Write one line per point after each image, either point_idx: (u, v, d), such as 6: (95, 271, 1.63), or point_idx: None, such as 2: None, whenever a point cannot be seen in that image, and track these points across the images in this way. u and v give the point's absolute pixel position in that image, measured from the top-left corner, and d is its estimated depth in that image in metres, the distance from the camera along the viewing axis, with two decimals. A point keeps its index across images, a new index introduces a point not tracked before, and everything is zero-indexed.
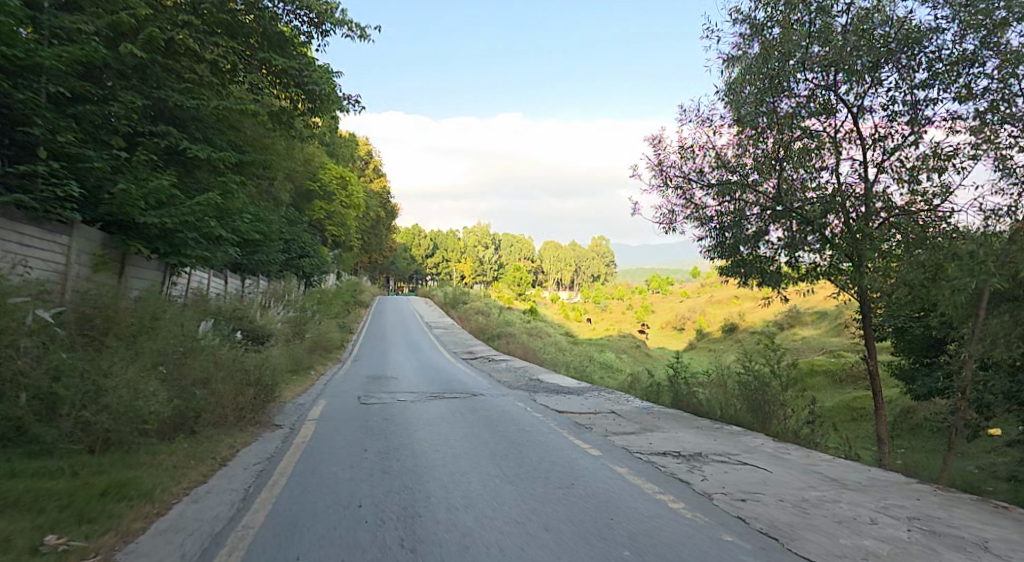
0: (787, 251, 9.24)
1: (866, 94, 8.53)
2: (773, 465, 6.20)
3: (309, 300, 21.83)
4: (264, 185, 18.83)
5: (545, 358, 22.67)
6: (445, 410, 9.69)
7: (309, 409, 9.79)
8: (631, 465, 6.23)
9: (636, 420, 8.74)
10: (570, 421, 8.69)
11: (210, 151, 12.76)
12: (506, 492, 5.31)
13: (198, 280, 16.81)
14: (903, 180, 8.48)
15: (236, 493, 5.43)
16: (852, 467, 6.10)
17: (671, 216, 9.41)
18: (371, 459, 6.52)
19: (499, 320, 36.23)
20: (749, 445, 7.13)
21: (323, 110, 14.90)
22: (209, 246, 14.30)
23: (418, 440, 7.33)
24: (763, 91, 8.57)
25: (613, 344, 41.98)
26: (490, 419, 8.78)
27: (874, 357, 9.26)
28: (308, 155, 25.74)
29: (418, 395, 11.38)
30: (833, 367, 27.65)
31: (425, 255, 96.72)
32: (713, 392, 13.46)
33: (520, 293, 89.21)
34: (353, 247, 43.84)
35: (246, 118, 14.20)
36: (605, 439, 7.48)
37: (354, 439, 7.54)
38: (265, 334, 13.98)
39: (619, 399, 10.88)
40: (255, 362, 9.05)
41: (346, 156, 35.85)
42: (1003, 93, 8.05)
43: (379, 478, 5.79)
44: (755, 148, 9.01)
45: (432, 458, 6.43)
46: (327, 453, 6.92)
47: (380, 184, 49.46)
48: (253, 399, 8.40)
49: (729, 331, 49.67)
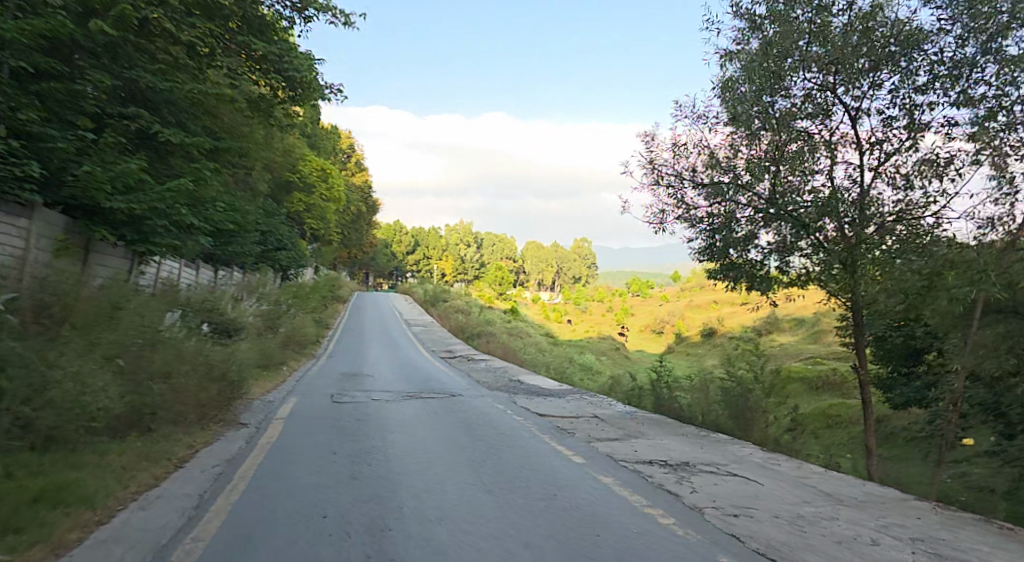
0: (777, 256, 9.04)
1: (863, 96, 8.31)
2: (764, 477, 5.93)
3: (285, 294, 21.25)
4: (240, 174, 18.24)
5: (525, 359, 22.33)
6: (421, 410, 9.32)
7: (277, 407, 9.33)
8: (615, 475, 5.91)
9: (620, 426, 8.44)
10: (552, 425, 8.36)
11: (183, 136, 12.22)
12: (484, 503, 4.95)
13: (167, 270, 16.20)
14: (898, 187, 8.28)
15: (189, 499, 5.02)
16: (846, 481, 5.85)
17: (662, 216, 9.12)
18: (340, 463, 6.13)
19: (478, 319, 35.89)
20: (737, 455, 6.85)
21: (304, 98, 14.57)
22: (180, 235, 13.74)
23: (391, 444, 6.93)
24: (760, 90, 8.33)
25: (592, 346, 41.74)
26: (468, 421, 8.43)
27: (865, 367, 9.04)
28: (288, 146, 25.13)
29: (393, 395, 10.97)
30: (811, 374, 27.71)
31: (406, 252, 95.93)
32: (695, 398, 13.24)
33: (500, 293, 88.87)
34: (333, 241, 43.12)
35: (223, 104, 13.67)
36: (588, 445, 7.17)
37: (324, 441, 7.13)
38: (235, 328, 13.54)
39: (602, 403, 10.58)
40: (222, 357, 8.60)
41: (329, 149, 35.18)
42: (1002, 101, 7.89)
43: (346, 485, 5.40)
44: (749, 148, 8.76)
45: (405, 464, 6.05)
46: (294, 455, 6.50)
47: (362, 178, 48.77)
48: (215, 396, 8.03)
49: (707, 336, 49.73)
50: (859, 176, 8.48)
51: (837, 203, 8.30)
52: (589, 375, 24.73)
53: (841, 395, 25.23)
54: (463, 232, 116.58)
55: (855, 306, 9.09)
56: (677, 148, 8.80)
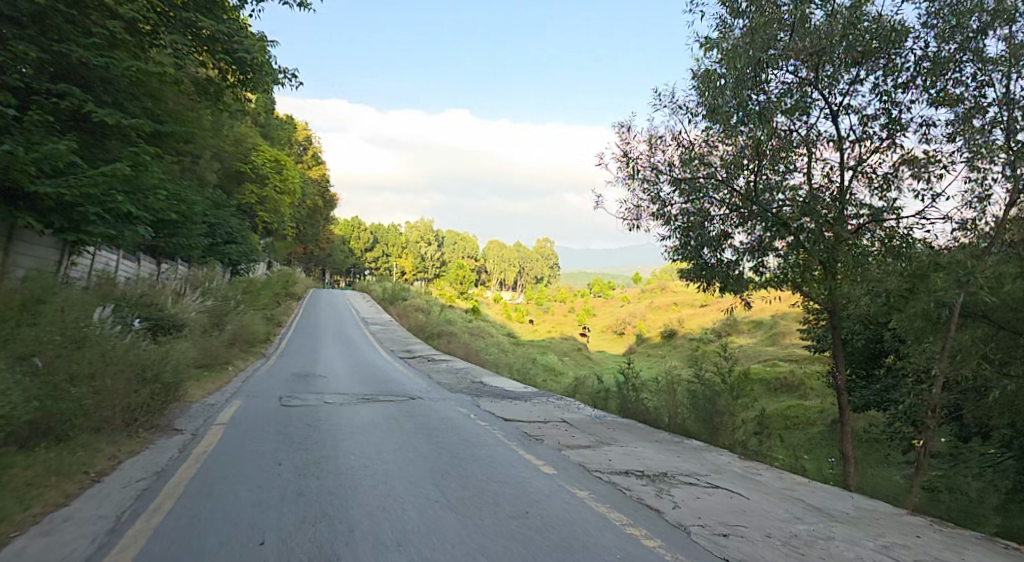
0: (752, 256, 8.73)
1: (846, 91, 7.92)
2: (748, 489, 5.52)
3: (234, 289, 20.18)
4: (186, 162, 17.17)
5: (487, 359, 21.75)
6: (377, 414, 8.72)
7: (219, 411, 8.56)
8: (591, 488, 5.43)
9: (590, 431, 7.99)
10: (518, 430, 7.85)
11: (120, 117, 11.27)
12: (448, 524, 4.40)
13: (103, 262, 15.07)
14: (878, 186, 8.00)
15: (103, 522, 4.32)
16: (834, 492, 5.50)
17: (636, 212, 8.69)
18: (286, 476, 5.49)
19: (438, 318, 35.07)
20: (715, 464, 6.46)
21: (256, 84, 13.76)
22: (116, 224, 12.77)
23: (345, 453, 6.29)
24: (741, 82, 7.90)
25: (554, 346, 41.35)
26: (429, 426, 7.85)
27: (841, 371, 8.77)
28: (239, 135, 24.00)
29: (349, 397, 10.28)
30: (769, 376, 27.92)
31: (365, 249, 94.10)
32: (662, 401, 12.90)
33: (461, 292, 88.07)
34: (287, 235, 41.64)
35: (166, 86, 12.71)
36: (559, 454, 6.68)
37: (269, 450, 6.44)
38: (178, 323, 12.54)
39: (569, 406, 10.13)
40: (156, 356, 7.80)
41: (284, 140, 33.92)
42: (978, 101, 7.67)
43: (292, 503, 4.78)
44: (727, 143, 8.39)
45: (360, 477, 5.44)
46: (234, 467, 5.82)
47: (319, 171, 47.36)
48: (147, 399, 7.24)
49: (668, 337, 49.97)
50: (838, 174, 8.16)
51: (818, 202, 7.95)
52: (552, 377, 24.27)
53: (799, 397, 25.38)
54: (423, 230, 114.99)
55: (831, 308, 8.83)
56: (655, 139, 8.35)
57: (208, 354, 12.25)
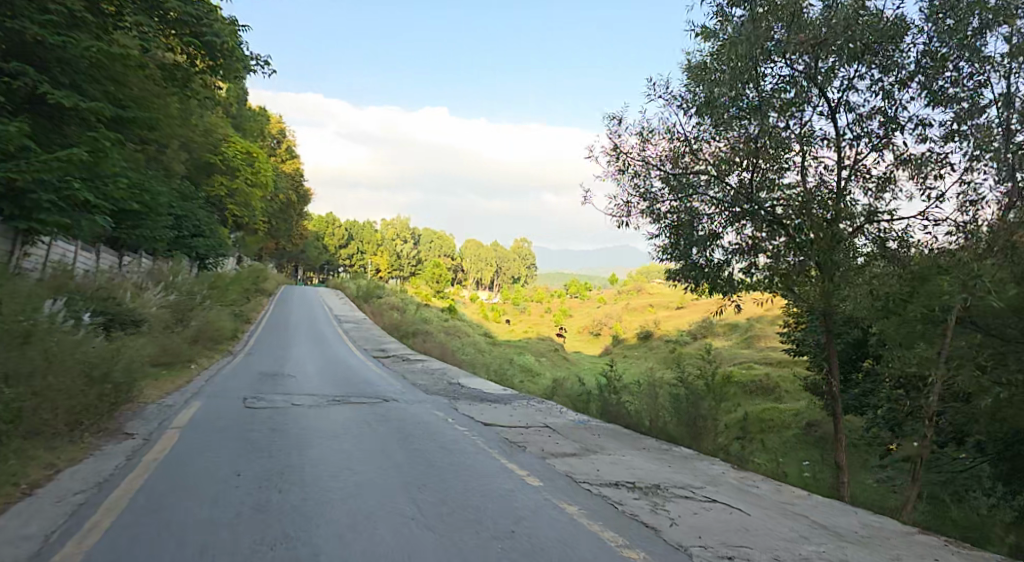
0: (742, 257, 8.41)
1: (842, 87, 7.61)
2: (747, 503, 5.16)
3: (200, 284, 19.39)
4: (152, 150, 16.41)
5: (463, 359, 21.25)
6: (349, 417, 8.21)
7: (176, 413, 7.96)
8: (580, 502, 5.02)
9: (575, 438, 7.60)
10: (499, 436, 7.42)
11: (78, 99, 10.58)
12: (425, 545, 3.96)
13: (59, 253, 14.26)
14: (873, 187, 7.72)
15: (29, 544, 3.79)
16: (838, 507, 5.17)
17: (626, 208, 8.31)
18: (246, 488, 5.00)
19: (414, 317, 34.40)
20: (709, 474, 6.10)
21: (227, 69, 13.21)
22: (73, 213, 12.05)
23: (312, 462, 5.81)
24: (737, 75, 7.55)
25: (531, 347, 40.97)
26: (404, 431, 7.38)
27: (834, 377, 8.49)
28: (209, 125, 23.17)
29: (318, 398, 9.77)
30: (746, 378, 27.93)
31: (339, 246, 92.67)
32: (644, 404, 12.57)
33: (437, 292, 87.33)
34: (258, 230, 40.63)
35: (131, 70, 12.07)
36: (544, 463, 6.26)
37: (228, 457, 5.92)
38: (137, 318, 11.88)
39: (550, 410, 9.71)
40: (106, 354, 7.20)
41: (256, 131, 33.02)
42: (975, 100, 7.35)
43: (250, 521, 4.29)
44: (719, 139, 8.07)
45: (328, 490, 4.97)
46: (188, 477, 5.29)
47: (292, 165, 46.30)
48: (94, 401, 6.63)
49: (644, 339, 49.98)
50: (833, 174, 7.88)
51: (815, 202, 7.74)
52: (528, 378, 23.84)
53: (774, 399, 25.34)
54: (399, 227, 113.89)
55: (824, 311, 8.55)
56: (647, 133, 7.99)
57: (169, 352, 11.61)
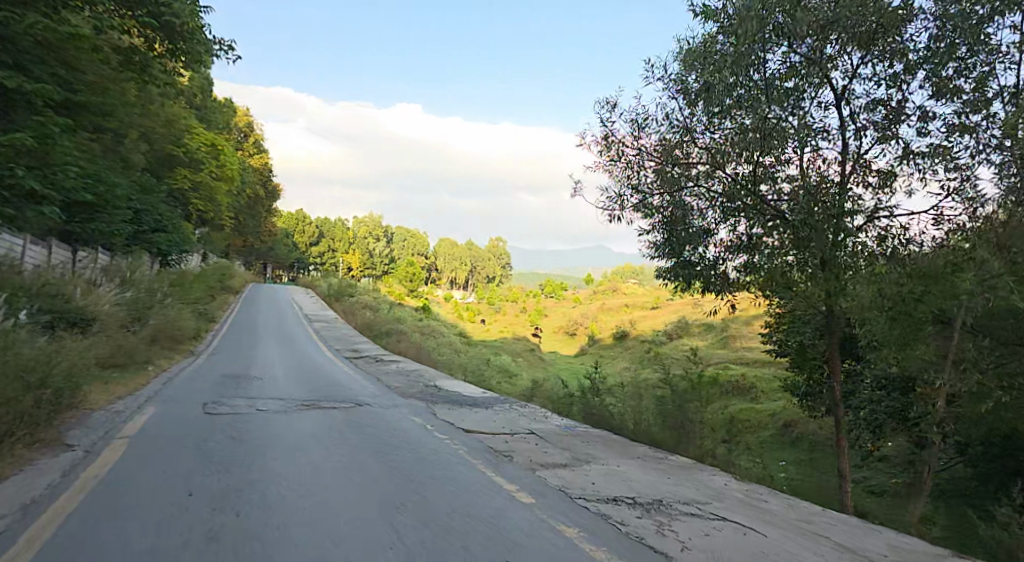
0: (736, 254, 8.04)
1: (847, 75, 7.27)
2: (759, 521, 4.70)
3: (160, 281, 18.42)
4: (107, 138, 15.44)
5: (438, 359, 20.59)
6: (318, 424, 7.59)
7: (126, 421, 7.23)
8: (579, 523, 4.50)
9: (563, 446, 7.10)
10: (483, 445, 6.89)
11: (23, 81, 9.70)
12: None
13: (4, 247, 13.27)
14: (875, 181, 7.37)
15: None
16: (860, 525, 4.74)
17: (618, 201, 7.86)
18: (197, 511, 4.36)
19: (387, 316, 33.60)
20: (713, 488, 5.62)
21: (190, 53, 11.70)
22: (18, 202, 11.21)
23: (277, 477, 5.20)
24: (740, 58, 7.17)
25: (507, 347, 40.45)
26: (379, 440, 6.79)
27: (836, 382, 8.16)
28: (172, 115, 22.14)
29: (286, 402, 9.15)
30: (723, 378, 27.84)
31: (309, 244, 90.99)
32: (627, 406, 12.14)
33: (410, 291, 86.11)
34: (223, 225, 39.33)
35: (84, 52, 11.19)
36: (533, 475, 5.75)
37: (181, 473, 5.27)
38: (87, 317, 11.03)
39: (533, 415, 9.20)
40: (43, 356, 6.42)
41: (220, 123, 31.83)
42: (981, 91, 7.03)
43: (198, 553, 3.66)
44: (716, 129, 7.75)
45: (293, 512, 4.38)
46: (129, 498, 4.62)
47: (260, 159, 44.96)
48: (30, 409, 5.87)
49: (620, 339, 49.85)
50: (831, 168, 7.53)
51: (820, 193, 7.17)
52: (504, 378, 23.32)
53: (751, 399, 25.14)
54: (372, 225, 112.32)
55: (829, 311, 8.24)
56: (643, 120, 7.58)
57: (122, 353, 10.81)
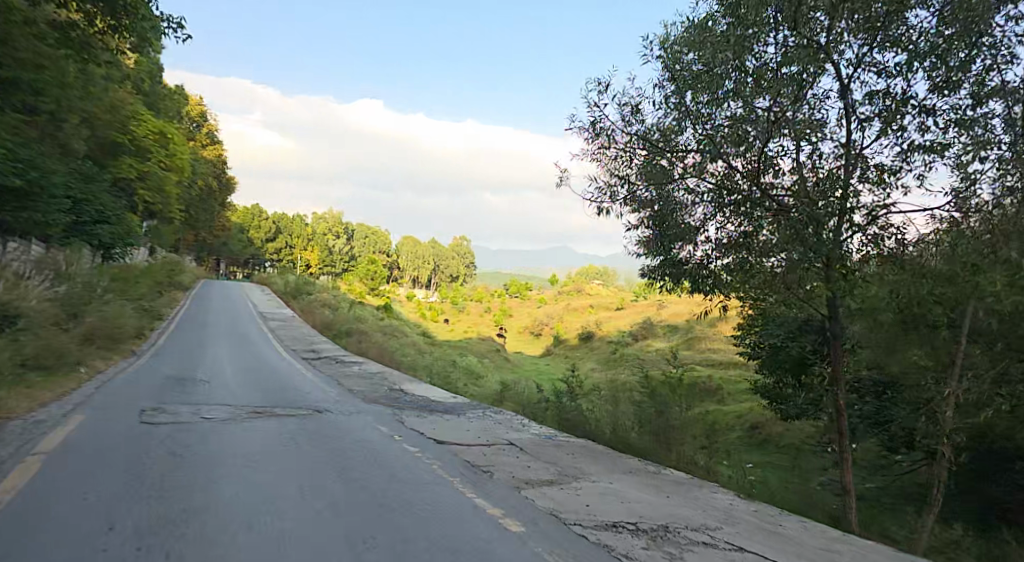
0: (729, 253, 7.50)
1: (850, 62, 6.83)
2: (781, 551, 4.15)
3: (100, 275, 17.07)
4: (40, 121, 14.08)
5: (401, 360, 19.74)
6: (270, 436, 6.77)
7: (47, 433, 6.28)
8: (576, 555, 3.88)
9: (548, 459, 6.47)
10: (460, 458, 6.21)
11: None
12: None
13: None
14: (876, 176, 6.94)
15: None
16: (889, 556, 4.25)
17: (606, 193, 7.31)
18: (116, 553, 3.51)
19: (347, 315, 32.41)
20: (719, 508, 5.07)
21: (133, 32, 10.26)
22: None
23: (221, 504, 4.41)
24: (739, 41, 6.75)
25: (472, 347, 39.66)
26: (343, 456, 6.02)
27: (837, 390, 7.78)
28: (116, 100, 20.67)
29: (236, 409, 8.30)
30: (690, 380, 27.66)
31: (266, 240, 88.34)
32: (602, 411, 11.61)
33: (371, 289, 84.32)
34: (173, 219, 37.48)
35: (13, 25, 10.02)
36: (520, 496, 5.10)
37: (105, 501, 4.41)
38: (10, 314, 9.93)
39: (509, 423, 8.56)
40: None
41: (170, 111, 30.13)
42: (985, 85, 6.63)
43: None
44: (712, 117, 7.14)
45: (239, 551, 3.61)
46: (34, 535, 3.76)
47: (213, 151, 43.08)
48: None
49: (585, 339, 49.59)
50: (830, 163, 7.10)
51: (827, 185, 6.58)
52: (469, 379, 22.63)
53: (719, 400, 25.02)
54: (332, 222, 109.81)
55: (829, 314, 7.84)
56: (635, 105, 7.01)
57: (51, 354, 9.74)
